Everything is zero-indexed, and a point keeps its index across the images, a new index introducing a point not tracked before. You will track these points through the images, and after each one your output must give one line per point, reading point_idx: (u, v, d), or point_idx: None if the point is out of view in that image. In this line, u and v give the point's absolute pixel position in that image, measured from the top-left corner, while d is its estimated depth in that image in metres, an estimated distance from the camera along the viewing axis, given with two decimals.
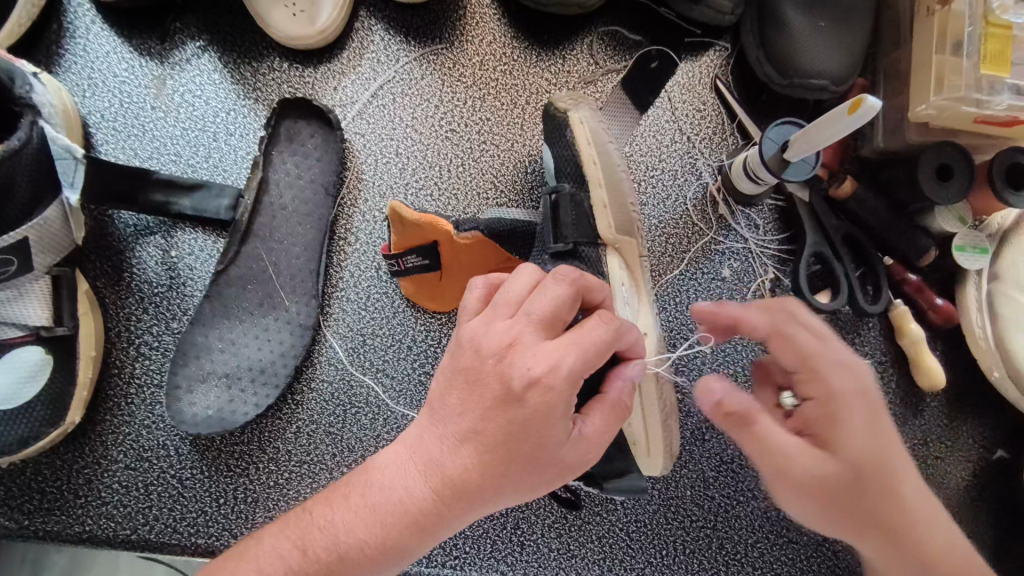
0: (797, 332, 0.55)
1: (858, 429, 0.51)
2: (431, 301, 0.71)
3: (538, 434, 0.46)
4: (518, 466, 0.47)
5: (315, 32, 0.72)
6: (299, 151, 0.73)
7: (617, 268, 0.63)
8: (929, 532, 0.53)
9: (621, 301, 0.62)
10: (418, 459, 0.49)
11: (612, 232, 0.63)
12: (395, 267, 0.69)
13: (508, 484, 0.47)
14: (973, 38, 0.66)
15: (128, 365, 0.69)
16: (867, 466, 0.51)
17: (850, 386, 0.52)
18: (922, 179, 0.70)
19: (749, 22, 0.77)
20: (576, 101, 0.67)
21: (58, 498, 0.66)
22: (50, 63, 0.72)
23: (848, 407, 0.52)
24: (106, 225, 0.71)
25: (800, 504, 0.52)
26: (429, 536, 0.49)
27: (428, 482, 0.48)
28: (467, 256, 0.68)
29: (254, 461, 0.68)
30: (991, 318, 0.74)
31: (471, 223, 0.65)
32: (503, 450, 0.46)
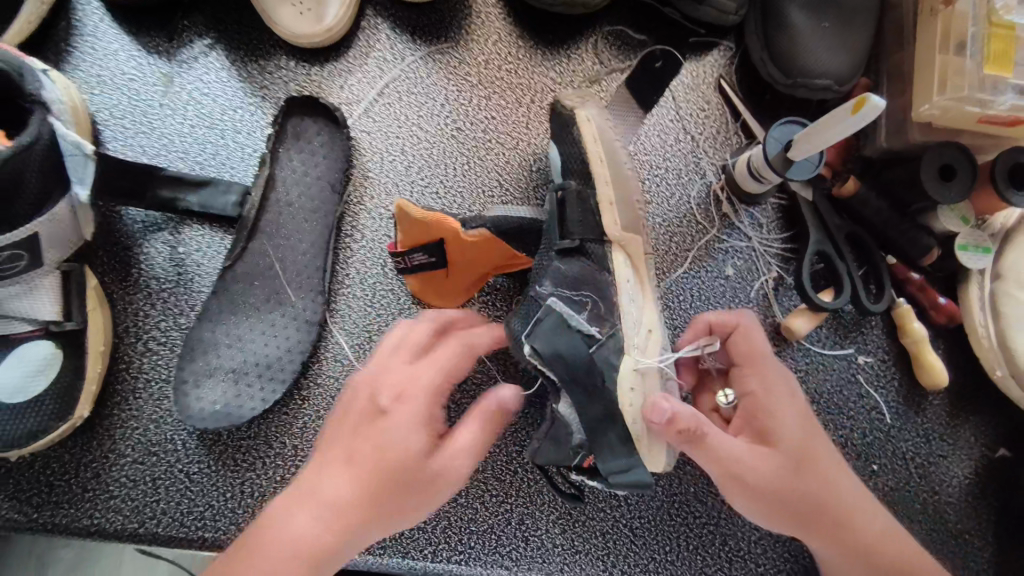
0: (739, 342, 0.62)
1: (788, 423, 0.58)
2: (435, 297, 0.72)
3: (406, 453, 0.52)
4: (399, 489, 0.52)
5: (321, 30, 0.73)
6: (306, 148, 0.73)
7: (622, 264, 0.62)
8: (850, 514, 0.59)
9: (627, 298, 0.61)
10: (312, 490, 0.52)
11: (618, 229, 0.62)
12: (401, 264, 0.69)
13: (394, 494, 0.52)
14: (977, 38, 0.67)
15: (136, 360, 0.69)
16: (797, 454, 0.57)
17: (779, 387, 0.59)
18: (924, 178, 0.70)
19: (753, 22, 0.77)
20: (582, 100, 0.67)
21: (67, 492, 0.66)
22: (59, 60, 0.73)
23: (779, 402, 0.58)
24: (115, 221, 0.72)
25: (749, 497, 0.57)
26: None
27: (324, 524, 0.51)
28: (473, 252, 0.66)
29: (260, 455, 0.69)
30: (993, 317, 0.75)
31: (476, 221, 0.63)
32: (384, 475, 0.52)
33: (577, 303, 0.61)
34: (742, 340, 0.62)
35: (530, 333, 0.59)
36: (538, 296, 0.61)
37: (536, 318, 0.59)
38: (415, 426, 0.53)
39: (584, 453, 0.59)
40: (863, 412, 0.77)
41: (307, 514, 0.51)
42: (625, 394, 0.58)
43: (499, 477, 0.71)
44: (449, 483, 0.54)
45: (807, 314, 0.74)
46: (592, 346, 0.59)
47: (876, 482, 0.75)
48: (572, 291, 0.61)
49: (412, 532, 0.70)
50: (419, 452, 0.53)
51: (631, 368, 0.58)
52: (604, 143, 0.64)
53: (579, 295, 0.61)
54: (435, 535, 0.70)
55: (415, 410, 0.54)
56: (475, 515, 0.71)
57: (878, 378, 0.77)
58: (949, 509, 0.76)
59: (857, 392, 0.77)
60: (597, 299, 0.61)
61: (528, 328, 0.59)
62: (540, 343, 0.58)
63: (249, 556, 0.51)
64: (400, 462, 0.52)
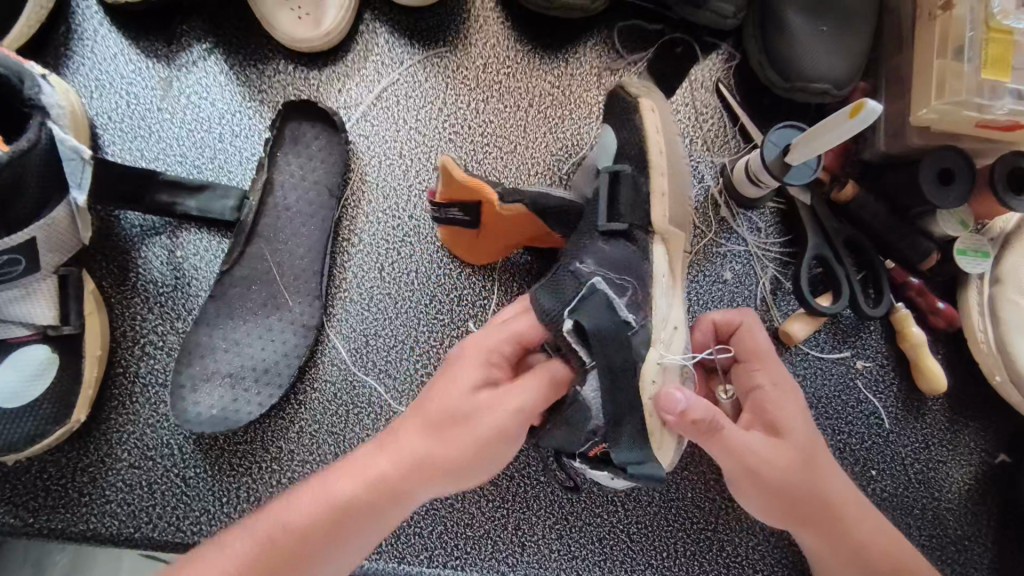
0: (746, 337, 0.61)
1: (794, 420, 0.57)
2: (465, 252, 0.71)
3: (455, 389, 0.55)
4: (449, 425, 0.54)
5: (320, 34, 0.73)
6: (304, 153, 0.73)
7: (662, 259, 0.60)
8: (852, 512, 0.59)
9: (662, 294, 0.59)
10: (382, 442, 0.56)
11: (667, 224, 0.60)
12: (438, 215, 0.68)
13: (447, 441, 0.54)
14: (974, 43, 0.67)
15: (133, 365, 0.69)
16: (804, 452, 0.57)
17: (786, 382, 0.59)
18: (922, 182, 0.70)
19: (751, 26, 0.77)
20: (647, 89, 0.64)
21: (63, 496, 0.66)
22: (58, 65, 0.73)
23: (785, 398, 0.58)
24: (113, 225, 0.72)
25: (755, 492, 0.57)
26: (382, 517, 0.54)
27: (391, 464, 0.54)
28: (507, 223, 0.65)
29: (257, 460, 0.69)
30: (993, 322, 0.74)
31: (516, 196, 0.63)
32: (436, 410, 0.55)
33: (620, 287, 0.58)
34: (750, 338, 0.61)
35: (574, 308, 0.56)
36: (579, 273, 0.58)
37: (582, 294, 0.56)
38: (467, 363, 0.56)
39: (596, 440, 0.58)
40: (862, 417, 0.76)
41: (372, 459, 0.55)
42: (647, 386, 0.55)
43: (496, 481, 0.71)
44: (499, 422, 0.54)
45: (803, 319, 0.74)
46: (629, 332, 0.56)
47: (874, 488, 0.75)
48: (615, 274, 0.59)
49: (409, 537, 0.70)
50: (467, 387, 0.55)
51: (656, 361, 0.56)
52: (665, 133, 0.61)
53: (621, 280, 0.58)
54: (432, 540, 0.70)
55: (472, 351, 0.57)
56: (471, 520, 0.70)
57: (876, 383, 0.77)
58: (948, 515, 0.75)
59: (855, 398, 0.77)
60: (637, 287, 0.59)
61: (570, 304, 0.56)
62: (585, 321, 0.55)
63: (291, 507, 0.54)
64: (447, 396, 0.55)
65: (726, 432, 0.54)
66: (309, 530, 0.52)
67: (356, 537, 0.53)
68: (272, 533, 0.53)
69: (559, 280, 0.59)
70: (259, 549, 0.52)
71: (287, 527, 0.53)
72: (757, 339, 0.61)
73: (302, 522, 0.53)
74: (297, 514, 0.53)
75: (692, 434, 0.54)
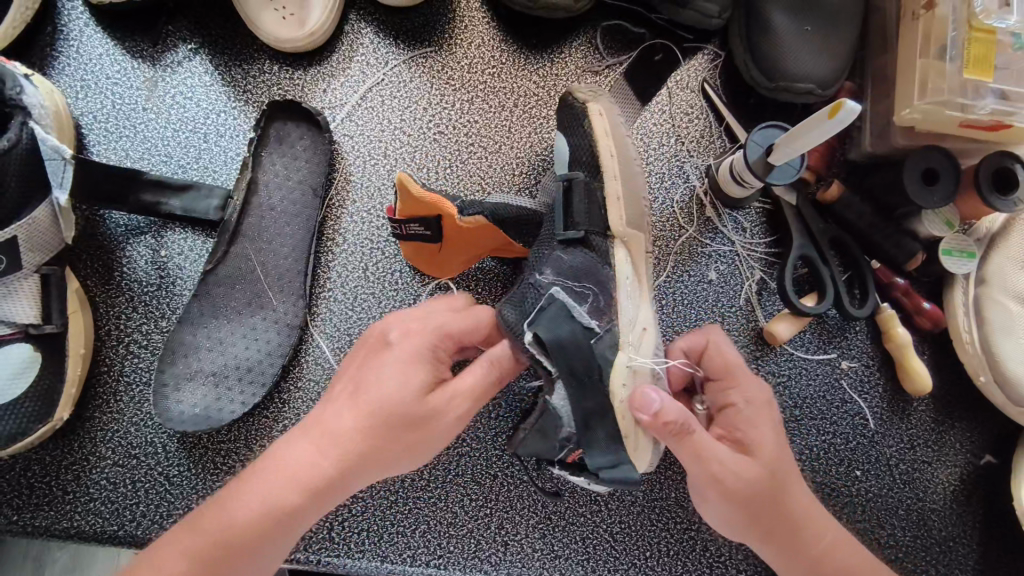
0: (721, 350, 0.62)
1: (769, 435, 0.57)
2: (429, 268, 0.71)
3: (403, 389, 0.53)
4: (397, 429, 0.53)
5: (304, 33, 0.73)
6: (288, 153, 0.74)
7: (622, 261, 0.61)
8: (817, 530, 0.59)
9: (625, 296, 0.60)
10: (319, 434, 0.53)
11: (623, 225, 0.61)
12: (397, 231, 0.68)
13: (395, 442, 0.53)
14: (957, 42, 0.67)
15: (117, 363, 0.70)
16: (775, 467, 0.56)
17: (761, 397, 0.60)
18: (906, 181, 0.70)
19: (737, 26, 0.77)
20: (593, 93, 0.65)
21: (48, 494, 0.67)
22: (44, 65, 0.74)
23: (760, 413, 0.58)
24: (98, 225, 0.72)
25: (724, 501, 0.56)
26: (321, 510, 0.53)
27: (331, 459, 0.52)
28: (469, 236, 0.66)
29: (240, 458, 0.69)
30: (977, 322, 0.74)
31: (473, 208, 0.63)
32: (384, 414, 0.52)
33: (580, 294, 0.59)
34: (722, 357, 0.61)
35: (531, 321, 0.56)
36: (539, 285, 0.59)
37: (541, 305, 0.57)
38: (412, 364, 0.54)
39: (571, 446, 0.59)
40: (847, 418, 0.76)
41: (310, 453, 0.52)
42: (617, 391, 0.56)
43: (480, 480, 0.71)
44: (448, 424, 0.54)
45: (788, 319, 0.74)
46: (592, 339, 0.57)
47: (859, 488, 0.75)
48: (574, 281, 0.60)
49: (391, 536, 0.70)
50: (416, 390, 0.53)
51: (624, 365, 0.57)
52: (614, 137, 0.62)
53: (581, 287, 0.60)
54: (415, 539, 0.70)
55: (413, 349, 0.55)
56: (455, 519, 0.71)
57: (862, 384, 0.77)
58: (933, 516, 0.75)
59: (840, 398, 0.77)
60: (599, 293, 0.60)
61: (530, 316, 0.57)
62: (543, 332, 0.55)
63: (222, 508, 0.51)
64: (398, 401, 0.53)
65: (698, 441, 0.54)
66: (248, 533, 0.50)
67: (293, 534, 0.52)
68: (213, 539, 0.50)
69: (522, 293, 0.60)
70: (197, 563, 0.49)
71: (228, 530, 0.50)
72: (731, 352, 0.62)
73: (244, 526, 0.50)
74: (237, 515, 0.50)
75: (663, 438, 0.54)
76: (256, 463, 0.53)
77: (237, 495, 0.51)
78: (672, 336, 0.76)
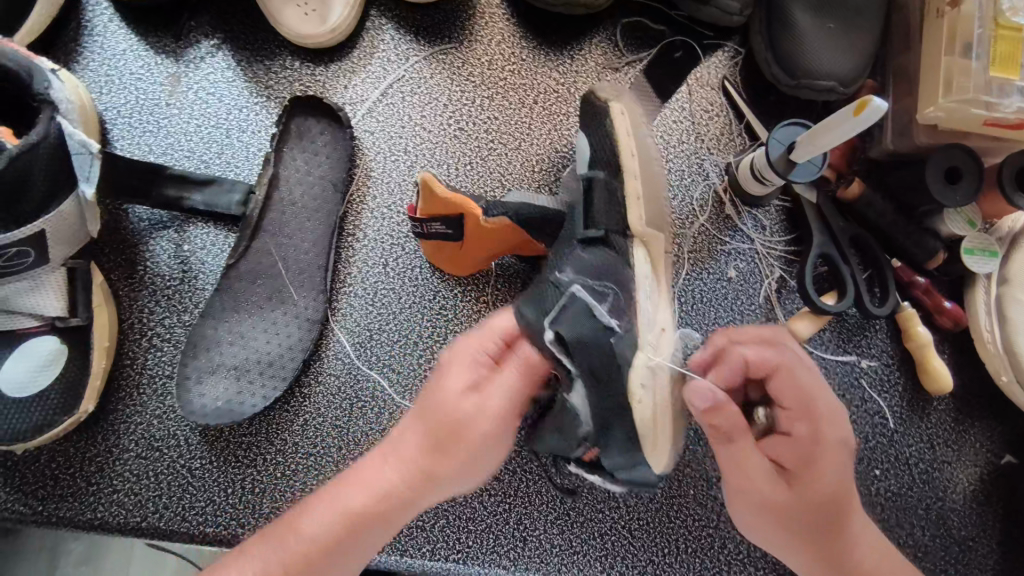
0: (805, 374, 0.58)
1: (829, 473, 0.55)
2: (452, 264, 0.71)
3: (437, 390, 0.57)
4: (440, 430, 0.55)
5: (326, 30, 0.74)
6: (310, 148, 0.74)
7: (640, 260, 0.57)
8: (859, 559, 0.58)
9: (643, 296, 0.56)
10: (386, 449, 0.57)
11: (643, 224, 0.58)
12: (418, 230, 0.68)
13: (431, 444, 0.55)
14: (983, 40, 0.67)
15: (140, 357, 0.70)
16: (824, 501, 0.55)
17: (836, 435, 0.57)
18: (929, 181, 0.69)
19: (758, 23, 0.77)
20: (617, 92, 0.63)
21: (72, 485, 0.67)
22: (69, 60, 0.74)
23: (829, 449, 0.56)
24: (121, 219, 0.73)
25: (757, 513, 0.56)
26: (385, 519, 0.55)
27: (389, 465, 0.56)
28: (489, 238, 0.66)
29: (261, 452, 0.69)
30: (1000, 322, 0.74)
31: (499, 209, 0.63)
32: (426, 414, 0.56)
33: (601, 294, 0.56)
34: (791, 380, 0.58)
35: (553, 319, 0.55)
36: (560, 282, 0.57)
37: (562, 304, 0.55)
38: (452, 370, 0.58)
39: (588, 445, 0.57)
40: (866, 417, 0.76)
41: (377, 465, 0.56)
42: (635, 391, 0.52)
43: (499, 476, 0.72)
44: (476, 419, 0.55)
45: (809, 317, 0.73)
46: (611, 338, 0.54)
47: (879, 487, 0.75)
48: (595, 280, 0.56)
49: (410, 531, 0.70)
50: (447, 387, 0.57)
51: (643, 365, 0.52)
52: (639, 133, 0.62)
53: (602, 287, 0.56)
54: (434, 533, 0.70)
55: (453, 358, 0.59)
56: (474, 514, 0.71)
57: (882, 383, 0.77)
58: (953, 516, 0.75)
59: (859, 397, 0.76)
60: (618, 293, 0.56)
61: (551, 315, 0.55)
62: (566, 331, 0.54)
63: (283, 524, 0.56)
64: (442, 401, 0.56)
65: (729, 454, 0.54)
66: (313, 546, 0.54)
67: (368, 546, 0.55)
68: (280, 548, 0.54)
69: (543, 289, 0.58)
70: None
71: (298, 544, 0.54)
72: (814, 379, 0.59)
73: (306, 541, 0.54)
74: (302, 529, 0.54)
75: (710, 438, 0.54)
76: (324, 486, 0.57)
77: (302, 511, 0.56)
78: (690, 334, 0.76)
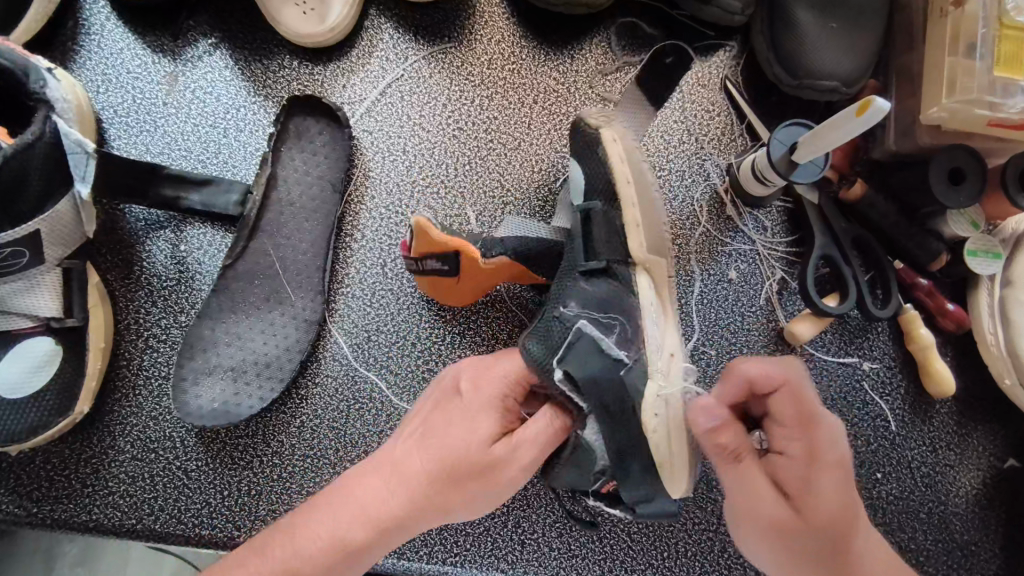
0: (805, 389, 0.53)
1: (831, 494, 0.50)
2: (447, 298, 0.70)
3: (465, 435, 0.54)
4: (463, 474, 0.53)
5: (324, 30, 0.73)
6: (308, 148, 0.73)
7: (647, 288, 0.59)
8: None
9: (651, 325, 0.58)
10: (393, 473, 0.54)
11: (645, 252, 0.59)
12: (412, 267, 0.66)
13: (455, 490, 0.53)
14: (987, 40, 0.67)
15: (136, 357, 0.70)
16: (829, 526, 0.50)
17: (838, 453, 0.51)
18: (932, 182, 0.68)
19: (760, 22, 0.76)
20: (608, 119, 0.64)
21: (67, 487, 0.67)
22: (66, 59, 0.74)
23: (831, 468, 0.51)
24: (117, 219, 0.72)
25: (760, 536, 0.53)
26: (390, 540, 0.53)
27: (396, 492, 0.53)
28: (485, 274, 0.65)
29: (258, 454, 0.69)
30: (1003, 325, 0.73)
31: (497, 250, 0.64)
32: (448, 453, 0.53)
33: (607, 326, 0.58)
34: (795, 396, 0.53)
35: (561, 357, 0.56)
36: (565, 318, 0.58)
37: (569, 341, 0.56)
38: (481, 411, 0.55)
39: (606, 478, 0.58)
40: (868, 420, 0.75)
41: (388, 487, 0.53)
42: (649, 421, 0.55)
43: None
44: (507, 475, 0.54)
45: (810, 319, 0.73)
46: (621, 371, 0.56)
47: (880, 491, 0.74)
48: (601, 314, 0.58)
49: (408, 533, 0.70)
50: (479, 436, 0.54)
51: (655, 395, 0.55)
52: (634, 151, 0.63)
53: (609, 318, 0.58)
54: (432, 536, 0.70)
55: (480, 398, 0.56)
56: (472, 517, 0.70)
57: (884, 385, 0.76)
58: (955, 520, 0.74)
59: (861, 399, 0.76)
60: (624, 323, 0.58)
61: (558, 352, 0.56)
62: (574, 369, 0.55)
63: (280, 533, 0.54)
64: (470, 444, 0.54)
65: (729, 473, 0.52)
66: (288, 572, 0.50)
67: (368, 561, 0.53)
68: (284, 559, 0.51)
69: (548, 323, 0.59)
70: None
71: (297, 553, 0.51)
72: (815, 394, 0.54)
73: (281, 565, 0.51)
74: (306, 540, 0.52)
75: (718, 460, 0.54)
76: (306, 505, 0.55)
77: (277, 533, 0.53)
78: (690, 336, 0.75)
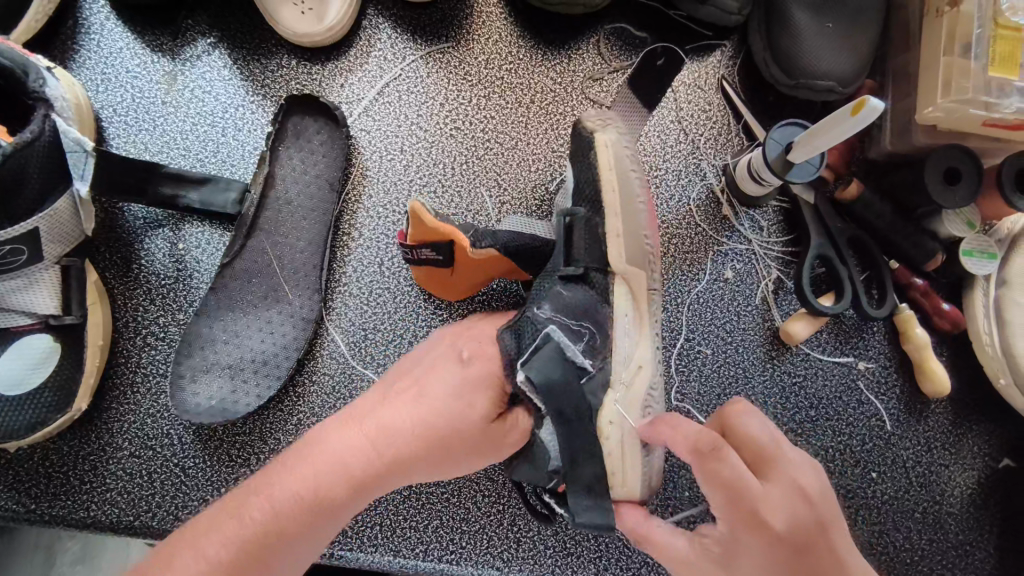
0: (729, 461, 0.49)
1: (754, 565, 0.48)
2: (440, 289, 0.70)
3: (455, 401, 0.54)
4: (433, 436, 0.54)
5: (323, 29, 0.73)
6: (305, 147, 0.74)
7: (622, 298, 0.61)
8: None
9: (621, 335, 0.60)
10: (373, 432, 0.54)
11: (622, 263, 0.61)
12: (408, 256, 0.66)
13: (422, 463, 0.54)
14: (982, 40, 0.67)
15: (135, 355, 0.70)
16: None
17: (768, 522, 0.48)
18: (928, 183, 0.69)
19: (757, 23, 0.76)
20: (603, 122, 0.64)
21: (65, 483, 0.67)
22: (65, 58, 0.74)
23: (757, 539, 0.48)
24: (117, 217, 0.73)
25: None
26: (349, 512, 0.53)
27: (366, 443, 0.53)
28: (480, 263, 0.63)
29: (255, 451, 0.69)
30: (999, 326, 0.73)
31: (489, 239, 0.61)
32: (430, 415, 0.54)
33: (577, 333, 0.58)
34: (709, 475, 0.50)
35: (525, 361, 0.55)
36: (537, 319, 0.57)
37: (535, 345, 0.56)
38: (476, 386, 0.55)
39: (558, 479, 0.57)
40: (863, 419, 0.75)
41: (360, 441, 0.53)
42: (604, 427, 0.57)
43: (493, 477, 0.71)
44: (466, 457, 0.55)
45: (807, 318, 0.73)
46: (583, 379, 0.56)
47: (874, 490, 0.74)
48: (572, 320, 0.58)
49: (404, 530, 0.70)
50: (465, 406, 0.54)
51: (613, 404, 0.58)
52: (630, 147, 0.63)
53: (579, 326, 0.58)
54: (427, 534, 0.70)
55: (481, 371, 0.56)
56: (468, 515, 0.71)
57: (879, 384, 0.76)
58: (950, 519, 0.74)
59: (856, 399, 0.76)
60: (595, 332, 0.59)
61: (524, 356, 0.55)
62: (536, 372, 0.53)
63: (235, 498, 0.52)
64: (463, 432, 0.54)
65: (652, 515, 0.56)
66: (233, 561, 0.48)
67: (322, 532, 0.52)
68: (250, 526, 0.50)
69: (519, 321, 0.58)
70: (237, 556, 0.49)
71: (261, 515, 0.50)
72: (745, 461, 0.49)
73: (225, 549, 0.49)
74: (277, 500, 0.51)
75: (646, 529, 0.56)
76: (235, 490, 0.53)
77: (207, 522, 0.50)
78: (684, 336, 0.75)
